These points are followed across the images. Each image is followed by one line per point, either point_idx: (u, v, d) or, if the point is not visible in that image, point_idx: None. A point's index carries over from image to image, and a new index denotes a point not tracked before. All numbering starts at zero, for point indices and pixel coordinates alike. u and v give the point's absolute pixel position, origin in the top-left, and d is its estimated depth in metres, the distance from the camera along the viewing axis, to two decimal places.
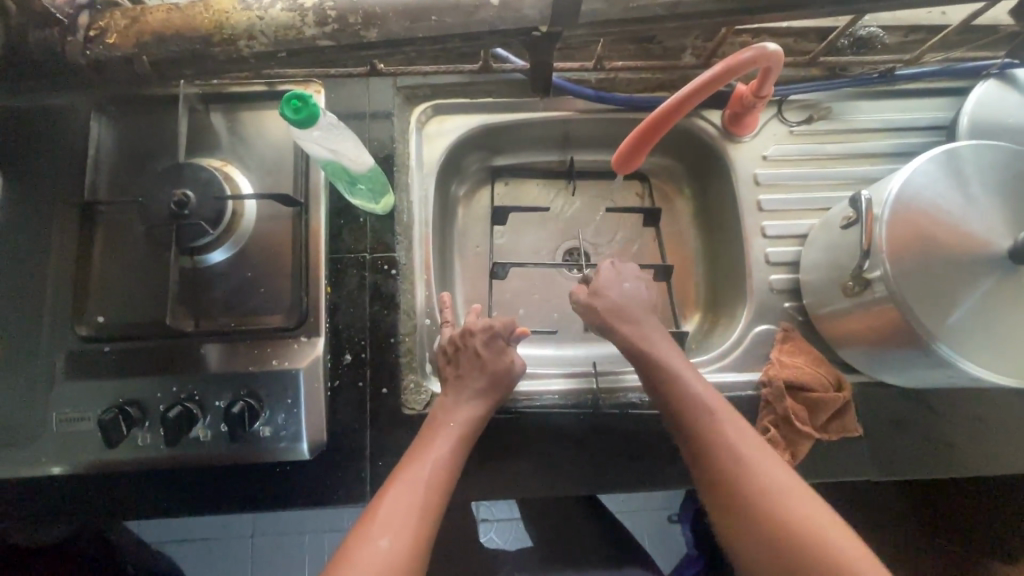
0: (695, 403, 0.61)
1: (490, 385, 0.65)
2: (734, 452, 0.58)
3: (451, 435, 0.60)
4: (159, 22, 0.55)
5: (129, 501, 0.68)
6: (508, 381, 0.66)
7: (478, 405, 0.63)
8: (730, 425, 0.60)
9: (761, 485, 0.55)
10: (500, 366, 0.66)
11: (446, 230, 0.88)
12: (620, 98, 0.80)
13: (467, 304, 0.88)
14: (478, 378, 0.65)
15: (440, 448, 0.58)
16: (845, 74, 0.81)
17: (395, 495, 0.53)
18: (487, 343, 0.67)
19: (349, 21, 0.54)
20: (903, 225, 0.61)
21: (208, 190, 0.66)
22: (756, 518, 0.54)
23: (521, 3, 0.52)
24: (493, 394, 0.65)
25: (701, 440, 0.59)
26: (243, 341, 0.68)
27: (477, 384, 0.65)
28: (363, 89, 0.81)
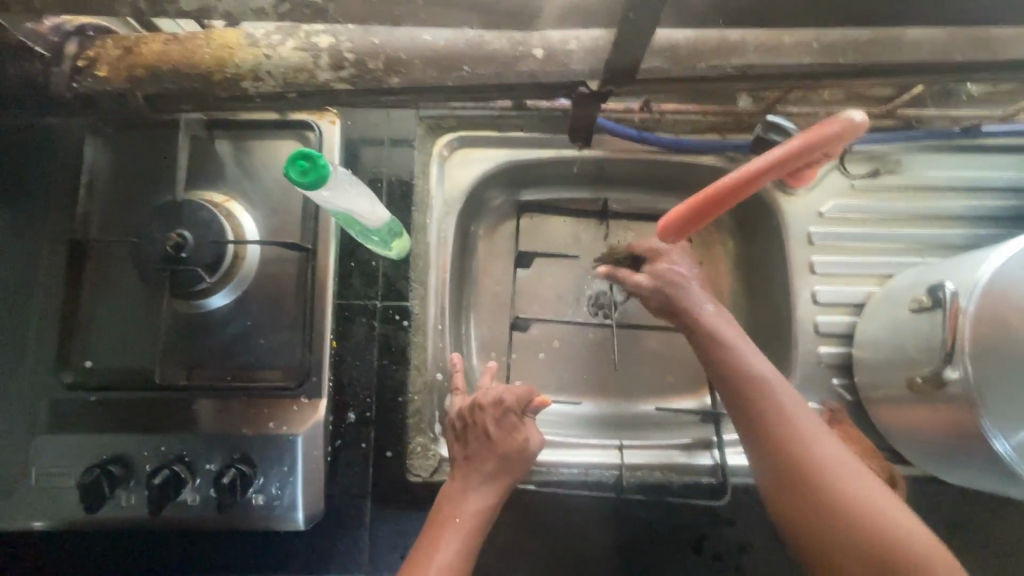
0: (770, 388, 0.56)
1: (500, 468, 0.58)
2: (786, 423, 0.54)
3: (458, 535, 0.54)
4: (154, 54, 0.49)
5: (114, 557, 0.64)
6: (526, 458, 0.60)
7: (487, 493, 0.57)
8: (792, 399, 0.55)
9: (816, 461, 0.52)
10: (512, 447, 0.59)
11: (465, 271, 0.81)
12: (665, 140, 0.72)
13: (482, 351, 0.81)
14: (488, 462, 0.58)
15: (444, 554, 0.52)
16: (921, 126, 0.72)
17: None
18: (500, 418, 0.60)
19: (368, 65, 0.47)
20: (990, 324, 0.53)
21: (208, 233, 0.60)
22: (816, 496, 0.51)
23: (568, 57, 0.45)
24: (505, 478, 0.59)
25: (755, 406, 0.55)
26: (239, 399, 0.63)
27: (486, 468, 0.58)
28: (382, 118, 0.74)
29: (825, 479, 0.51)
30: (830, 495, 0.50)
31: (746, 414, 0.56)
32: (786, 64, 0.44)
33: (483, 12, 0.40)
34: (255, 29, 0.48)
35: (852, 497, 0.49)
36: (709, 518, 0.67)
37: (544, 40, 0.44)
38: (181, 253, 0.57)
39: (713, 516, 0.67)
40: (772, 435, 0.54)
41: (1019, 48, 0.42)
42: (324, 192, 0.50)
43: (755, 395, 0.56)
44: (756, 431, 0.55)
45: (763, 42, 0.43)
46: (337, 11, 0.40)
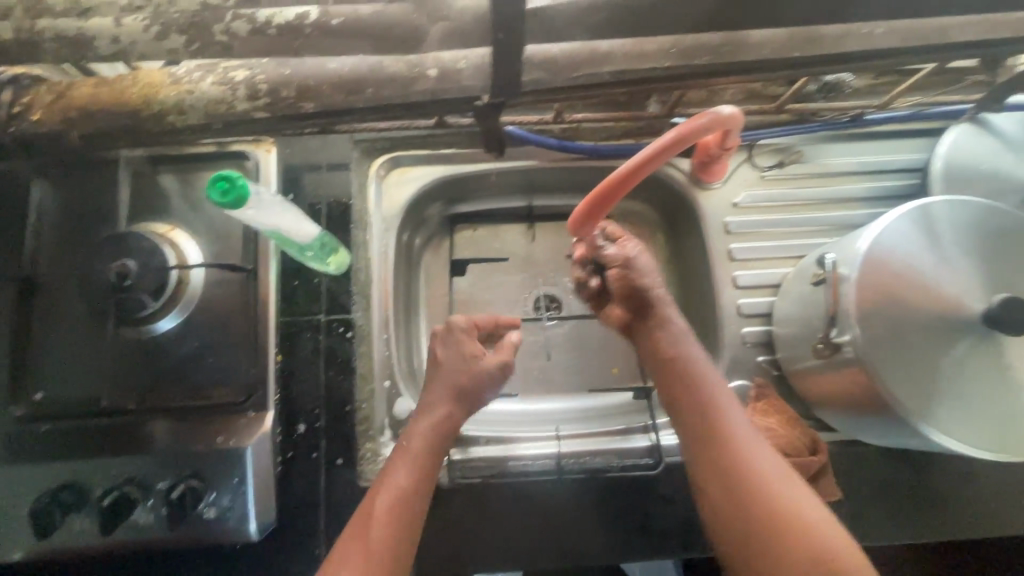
0: (698, 370, 0.58)
1: (429, 429, 0.61)
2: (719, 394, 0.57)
3: (410, 459, 0.58)
4: (85, 97, 0.53)
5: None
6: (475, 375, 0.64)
7: (442, 416, 0.62)
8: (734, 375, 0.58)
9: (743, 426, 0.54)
10: (460, 364, 0.64)
11: (410, 283, 0.85)
12: (584, 147, 0.78)
13: (432, 359, 0.84)
14: (416, 425, 0.61)
15: (396, 477, 0.57)
16: (815, 119, 0.78)
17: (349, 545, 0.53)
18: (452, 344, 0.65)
19: (281, 94, 0.51)
20: (872, 288, 0.58)
21: (150, 260, 0.63)
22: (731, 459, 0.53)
23: (459, 75, 0.50)
24: (438, 436, 0.61)
25: (689, 383, 0.58)
26: (189, 418, 0.65)
27: (417, 429, 0.61)
28: (318, 145, 0.78)
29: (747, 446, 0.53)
30: (739, 443, 0.53)
31: (677, 376, 0.59)
32: (652, 68, 0.50)
33: (373, 40, 0.45)
34: (178, 68, 0.53)
35: (768, 471, 0.51)
36: (652, 497, 0.71)
37: (437, 61, 0.49)
38: (126, 281, 0.60)
39: (655, 494, 0.71)
40: (701, 393, 0.57)
41: (848, 43, 0.49)
42: (253, 210, 0.55)
43: (698, 377, 0.58)
44: (689, 389, 0.58)
45: (628, 51, 0.49)
46: (241, 47, 0.44)
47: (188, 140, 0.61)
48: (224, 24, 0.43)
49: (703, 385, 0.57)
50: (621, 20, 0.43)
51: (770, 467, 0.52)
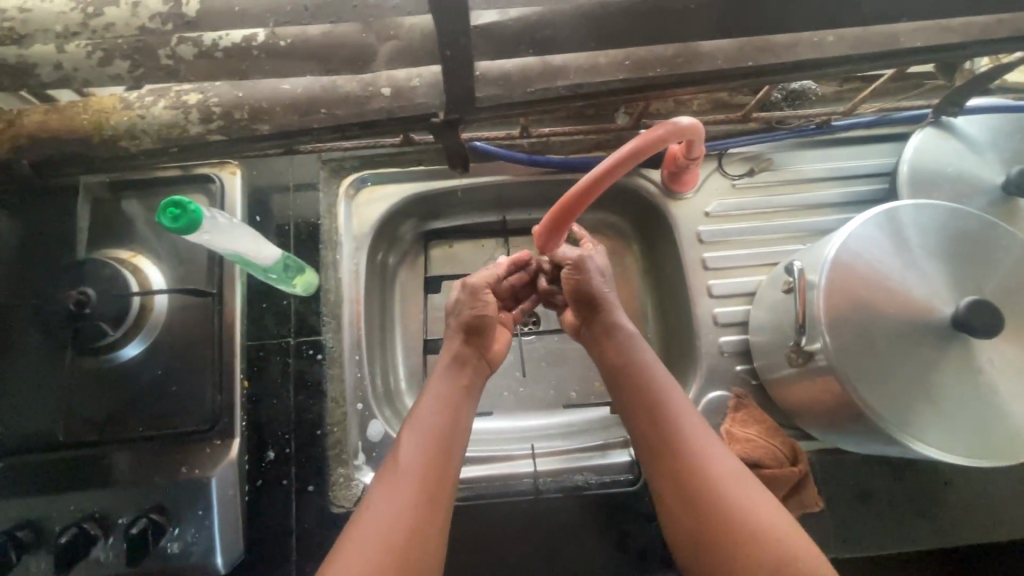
0: (640, 375, 0.61)
1: (444, 399, 0.59)
2: (660, 408, 0.58)
3: (434, 404, 0.59)
4: (36, 124, 0.52)
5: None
6: (478, 338, 0.65)
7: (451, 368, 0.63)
8: (670, 389, 0.60)
9: (686, 443, 0.56)
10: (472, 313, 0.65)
11: (384, 302, 0.84)
12: (554, 160, 0.78)
13: (408, 378, 0.82)
14: (431, 396, 0.60)
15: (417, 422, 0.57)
16: (782, 127, 0.79)
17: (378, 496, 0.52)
18: (458, 318, 0.66)
19: (234, 116, 0.51)
20: (842, 294, 0.58)
21: (111, 287, 0.61)
22: (683, 478, 0.55)
23: (414, 93, 0.49)
24: (452, 401, 0.59)
25: (632, 392, 0.61)
26: (152, 449, 0.63)
27: (431, 402, 0.59)
28: (286, 165, 0.78)
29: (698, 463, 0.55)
30: (689, 455, 0.55)
31: (620, 381, 0.62)
32: (607, 81, 0.49)
33: (321, 59, 0.44)
34: (131, 93, 0.52)
35: (706, 461, 0.55)
36: (633, 514, 0.69)
37: (390, 80, 0.49)
38: (86, 309, 0.59)
39: (636, 511, 0.69)
40: (641, 402, 0.60)
41: (800, 50, 0.49)
42: (208, 235, 0.54)
43: (647, 371, 0.61)
44: (631, 395, 0.61)
45: (583, 64, 0.49)
46: (188, 70, 0.44)
47: (147, 165, 0.60)
48: (169, 48, 0.42)
49: (651, 385, 0.60)
50: (571, 33, 0.43)
51: (712, 457, 0.55)
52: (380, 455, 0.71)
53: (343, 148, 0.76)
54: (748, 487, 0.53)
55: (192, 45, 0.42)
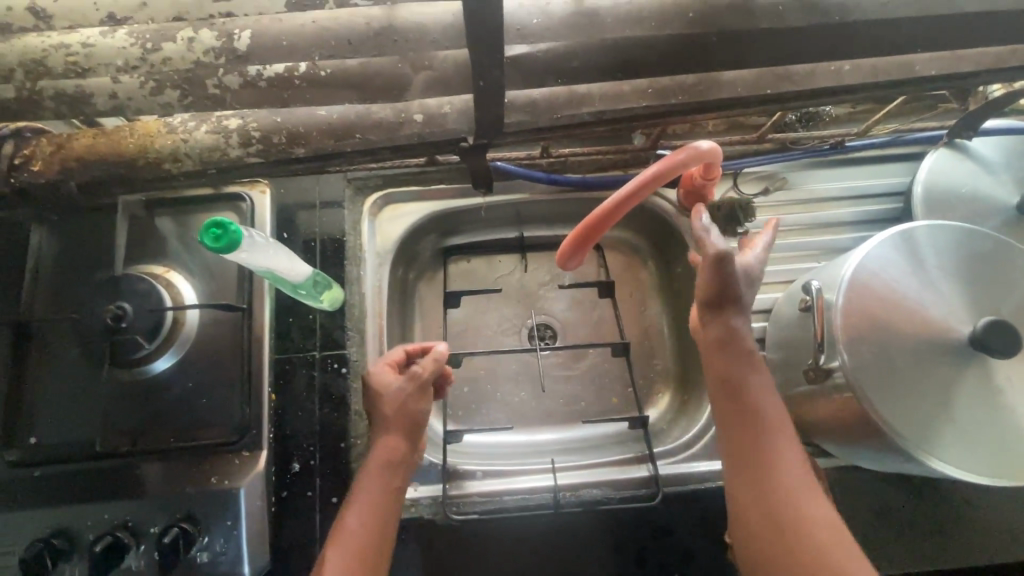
0: (774, 411, 0.56)
1: (368, 505, 0.59)
2: (768, 446, 0.55)
3: (371, 488, 0.60)
4: (84, 147, 0.55)
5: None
6: (416, 433, 0.65)
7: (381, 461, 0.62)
8: (779, 425, 0.56)
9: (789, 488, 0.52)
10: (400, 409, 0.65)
11: (405, 317, 0.85)
12: (572, 179, 0.79)
13: None
14: (356, 504, 0.59)
15: (380, 458, 0.62)
16: (796, 148, 0.80)
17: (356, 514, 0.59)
18: (391, 415, 0.65)
19: (273, 140, 0.53)
20: (860, 314, 0.59)
21: (146, 302, 0.64)
22: (790, 527, 0.50)
23: (445, 119, 0.52)
24: (382, 493, 0.60)
25: (738, 425, 0.56)
26: (182, 460, 0.65)
27: (355, 510, 0.59)
28: (312, 184, 0.80)
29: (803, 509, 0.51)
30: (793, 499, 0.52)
31: (735, 413, 0.57)
32: (631, 108, 0.51)
33: (359, 89, 0.46)
34: (174, 118, 0.54)
35: (811, 511, 0.51)
36: (651, 529, 0.70)
37: (422, 106, 0.51)
38: (123, 324, 0.61)
39: (654, 526, 0.70)
40: (756, 437, 0.55)
41: (818, 79, 0.51)
42: (245, 253, 0.57)
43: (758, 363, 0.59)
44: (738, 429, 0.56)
45: (607, 92, 0.51)
46: (234, 99, 0.46)
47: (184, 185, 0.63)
48: (216, 78, 0.44)
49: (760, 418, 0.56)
50: (598, 64, 0.45)
51: (785, 456, 0.54)
52: None
53: (368, 168, 0.78)
54: (812, 497, 0.52)
55: (239, 76, 0.45)
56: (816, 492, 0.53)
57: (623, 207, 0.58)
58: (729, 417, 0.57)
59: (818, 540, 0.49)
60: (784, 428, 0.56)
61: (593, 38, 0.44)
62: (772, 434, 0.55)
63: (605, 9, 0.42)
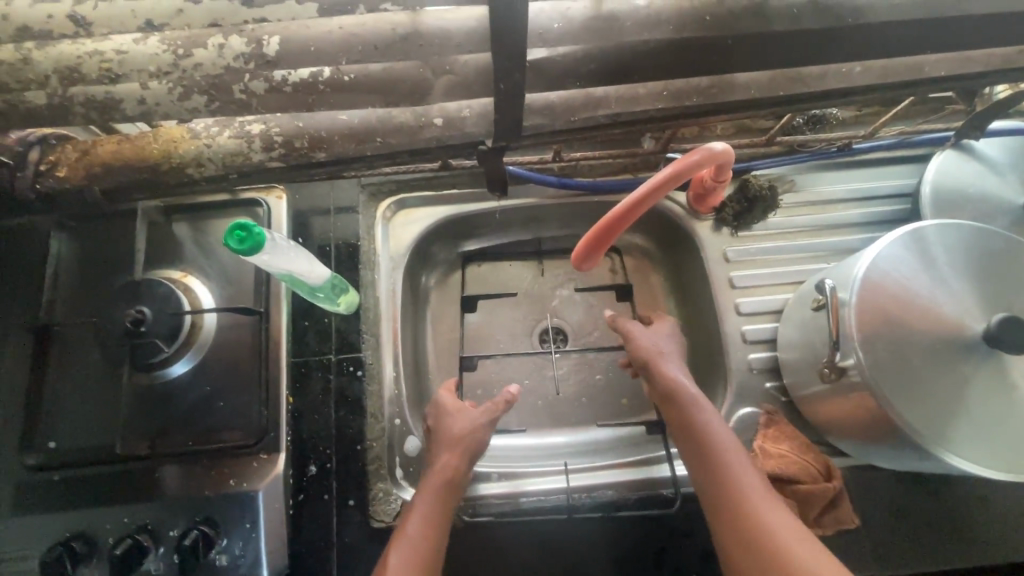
0: (707, 419, 0.64)
1: (430, 513, 0.61)
2: (714, 461, 0.60)
3: (431, 492, 0.63)
4: (109, 153, 0.56)
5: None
6: (476, 453, 0.68)
7: (446, 469, 0.65)
8: (721, 434, 0.62)
9: (744, 501, 0.56)
10: (461, 429, 0.68)
11: (418, 321, 0.86)
12: (583, 183, 0.80)
13: None
14: (419, 509, 0.62)
15: (439, 464, 0.66)
16: (804, 150, 0.82)
17: (409, 529, 0.60)
18: (455, 436, 0.67)
19: (295, 144, 0.54)
20: (874, 312, 0.59)
21: (166, 306, 0.64)
22: (744, 537, 0.54)
23: (464, 122, 0.53)
24: (441, 498, 0.63)
25: (689, 445, 0.63)
26: (201, 463, 0.65)
27: (419, 516, 0.61)
28: (326, 189, 0.81)
29: (755, 518, 0.55)
30: (748, 512, 0.55)
31: (679, 430, 0.65)
32: (645, 110, 0.52)
33: (382, 93, 0.48)
34: (197, 124, 0.56)
35: (763, 517, 0.54)
36: (668, 530, 0.70)
37: (442, 110, 0.52)
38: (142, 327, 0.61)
39: (670, 527, 0.70)
40: (696, 449, 0.62)
41: (828, 80, 0.52)
42: (267, 256, 0.58)
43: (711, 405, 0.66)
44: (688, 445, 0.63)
45: (623, 95, 0.52)
46: (260, 103, 0.47)
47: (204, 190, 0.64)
48: (243, 84, 0.46)
49: (700, 435, 0.63)
50: (615, 66, 0.46)
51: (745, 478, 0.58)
52: (417, 471, 0.72)
53: (382, 173, 0.80)
54: (795, 532, 0.53)
55: (265, 80, 0.46)
56: (779, 507, 0.56)
57: (649, 200, 0.58)
58: (699, 465, 0.61)
59: (783, 547, 0.51)
60: (727, 437, 0.62)
61: (611, 42, 0.45)
62: (721, 455, 0.60)
63: (623, 13, 0.43)
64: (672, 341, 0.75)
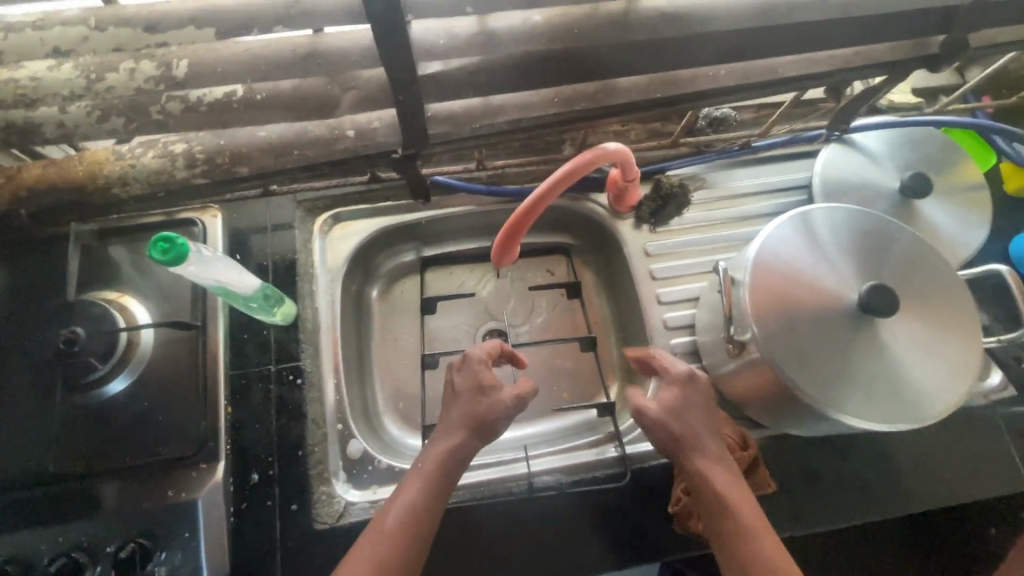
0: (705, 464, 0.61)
1: (430, 481, 0.61)
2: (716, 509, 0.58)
3: (435, 460, 0.62)
4: (34, 177, 0.58)
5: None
6: (488, 436, 0.66)
7: (453, 444, 0.64)
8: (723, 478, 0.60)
9: (746, 549, 0.56)
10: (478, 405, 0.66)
11: (361, 331, 0.88)
12: (510, 190, 0.86)
13: (386, 400, 0.86)
14: (421, 475, 0.61)
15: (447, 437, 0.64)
16: (710, 150, 0.89)
17: (408, 490, 0.60)
18: (472, 410, 0.66)
19: (217, 160, 0.57)
20: (764, 289, 0.65)
21: (100, 324, 0.66)
22: None
23: (376, 133, 0.57)
24: (444, 466, 0.62)
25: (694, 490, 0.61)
26: (138, 477, 0.66)
27: (423, 482, 0.61)
28: (263, 207, 0.84)
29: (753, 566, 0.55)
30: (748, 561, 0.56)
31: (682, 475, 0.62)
32: (541, 115, 0.58)
33: (292, 108, 0.52)
34: (122, 146, 0.59)
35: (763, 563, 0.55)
36: (602, 510, 0.73)
37: (353, 123, 0.57)
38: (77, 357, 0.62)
39: (605, 506, 0.73)
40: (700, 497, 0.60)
41: (698, 84, 0.59)
42: (194, 268, 0.60)
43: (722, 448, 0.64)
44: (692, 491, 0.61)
45: (519, 103, 0.57)
46: (177, 123, 0.51)
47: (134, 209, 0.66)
48: (159, 105, 0.49)
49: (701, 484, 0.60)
50: (503, 76, 0.52)
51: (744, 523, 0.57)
52: (360, 472, 0.74)
53: (316, 188, 0.83)
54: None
55: (181, 101, 0.50)
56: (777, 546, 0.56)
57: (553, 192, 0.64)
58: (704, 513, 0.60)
59: None
60: (730, 479, 0.60)
61: (496, 55, 0.50)
62: (723, 502, 0.59)
63: (503, 28, 0.49)
64: (689, 398, 0.64)
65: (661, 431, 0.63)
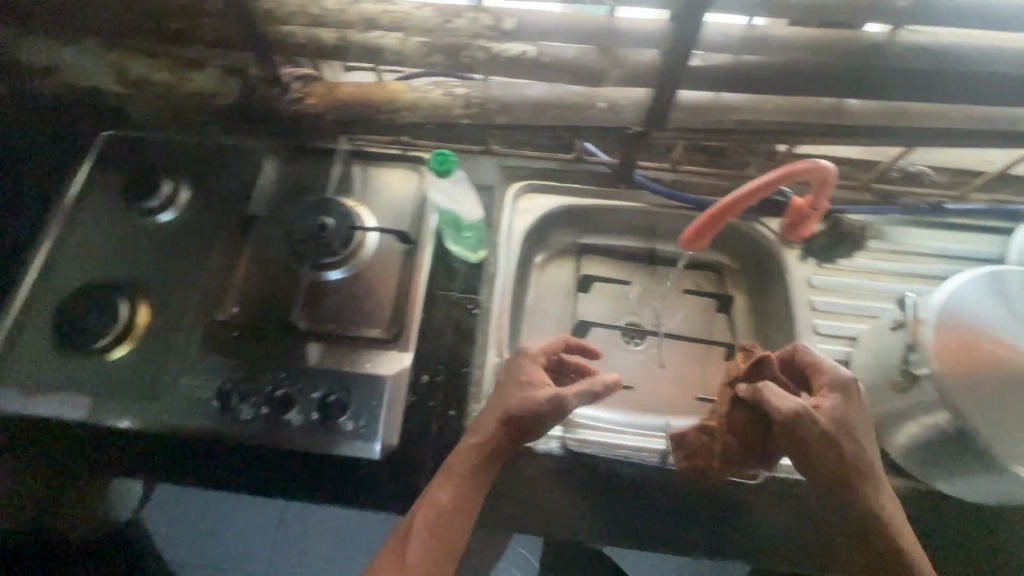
0: (851, 443, 0.62)
1: (460, 479, 0.67)
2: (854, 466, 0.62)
3: (461, 463, 0.67)
4: (348, 92, 0.74)
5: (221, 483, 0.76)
6: (530, 424, 0.68)
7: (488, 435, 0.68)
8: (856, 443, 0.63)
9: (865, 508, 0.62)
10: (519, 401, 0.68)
11: (524, 291, 0.98)
12: (691, 198, 0.94)
13: None
14: (449, 475, 0.67)
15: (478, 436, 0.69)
16: (893, 202, 0.92)
17: (434, 492, 0.67)
18: (510, 412, 0.68)
19: (489, 106, 0.71)
20: (953, 331, 0.66)
21: (346, 220, 0.84)
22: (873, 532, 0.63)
23: (623, 108, 0.68)
24: (481, 458, 0.68)
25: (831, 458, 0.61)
26: (345, 347, 0.79)
27: (448, 487, 0.66)
28: (472, 164, 0.98)
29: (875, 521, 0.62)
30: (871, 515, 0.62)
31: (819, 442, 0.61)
32: (770, 121, 0.65)
33: (572, 73, 0.63)
34: (416, 82, 0.74)
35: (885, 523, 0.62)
36: (726, 505, 0.76)
37: (607, 96, 0.68)
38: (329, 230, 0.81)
39: (729, 502, 0.76)
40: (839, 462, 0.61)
41: (926, 120, 0.63)
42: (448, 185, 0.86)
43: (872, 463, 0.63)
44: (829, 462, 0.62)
45: (754, 106, 0.65)
46: (481, 67, 0.65)
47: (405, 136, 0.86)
48: (473, 52, 0.64)
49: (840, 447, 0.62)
50: (757, 78, 0.60)
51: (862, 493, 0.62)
52: None
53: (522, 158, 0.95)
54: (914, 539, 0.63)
55: (486, 51, 0.63)
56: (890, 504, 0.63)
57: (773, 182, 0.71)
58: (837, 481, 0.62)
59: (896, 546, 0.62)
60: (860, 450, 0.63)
61: (758, 57, 0.59)
62: (851, 486, 0.62)
63: (771, 38, 0.57)
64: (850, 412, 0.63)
65: (813, 429, 0.61)
